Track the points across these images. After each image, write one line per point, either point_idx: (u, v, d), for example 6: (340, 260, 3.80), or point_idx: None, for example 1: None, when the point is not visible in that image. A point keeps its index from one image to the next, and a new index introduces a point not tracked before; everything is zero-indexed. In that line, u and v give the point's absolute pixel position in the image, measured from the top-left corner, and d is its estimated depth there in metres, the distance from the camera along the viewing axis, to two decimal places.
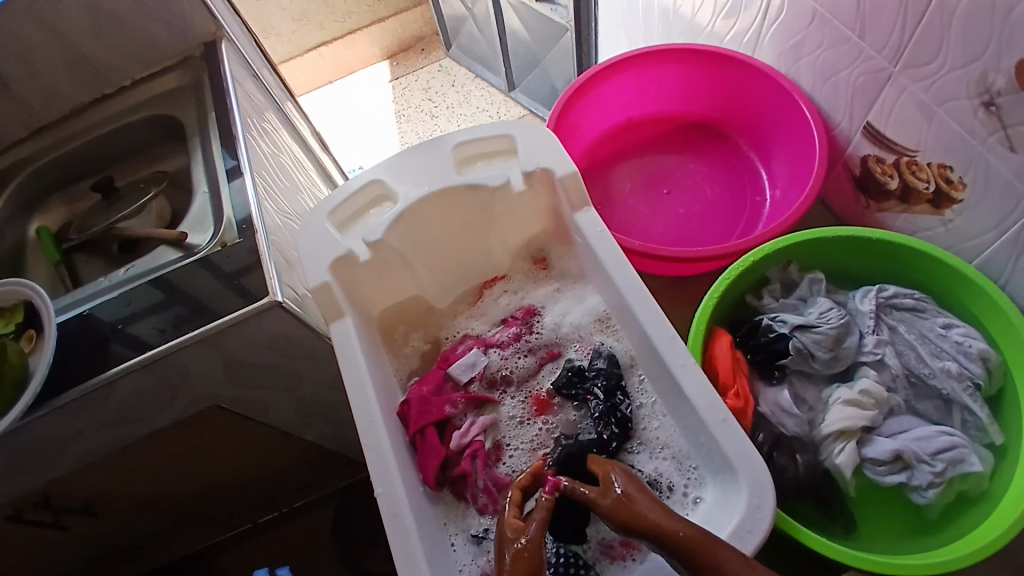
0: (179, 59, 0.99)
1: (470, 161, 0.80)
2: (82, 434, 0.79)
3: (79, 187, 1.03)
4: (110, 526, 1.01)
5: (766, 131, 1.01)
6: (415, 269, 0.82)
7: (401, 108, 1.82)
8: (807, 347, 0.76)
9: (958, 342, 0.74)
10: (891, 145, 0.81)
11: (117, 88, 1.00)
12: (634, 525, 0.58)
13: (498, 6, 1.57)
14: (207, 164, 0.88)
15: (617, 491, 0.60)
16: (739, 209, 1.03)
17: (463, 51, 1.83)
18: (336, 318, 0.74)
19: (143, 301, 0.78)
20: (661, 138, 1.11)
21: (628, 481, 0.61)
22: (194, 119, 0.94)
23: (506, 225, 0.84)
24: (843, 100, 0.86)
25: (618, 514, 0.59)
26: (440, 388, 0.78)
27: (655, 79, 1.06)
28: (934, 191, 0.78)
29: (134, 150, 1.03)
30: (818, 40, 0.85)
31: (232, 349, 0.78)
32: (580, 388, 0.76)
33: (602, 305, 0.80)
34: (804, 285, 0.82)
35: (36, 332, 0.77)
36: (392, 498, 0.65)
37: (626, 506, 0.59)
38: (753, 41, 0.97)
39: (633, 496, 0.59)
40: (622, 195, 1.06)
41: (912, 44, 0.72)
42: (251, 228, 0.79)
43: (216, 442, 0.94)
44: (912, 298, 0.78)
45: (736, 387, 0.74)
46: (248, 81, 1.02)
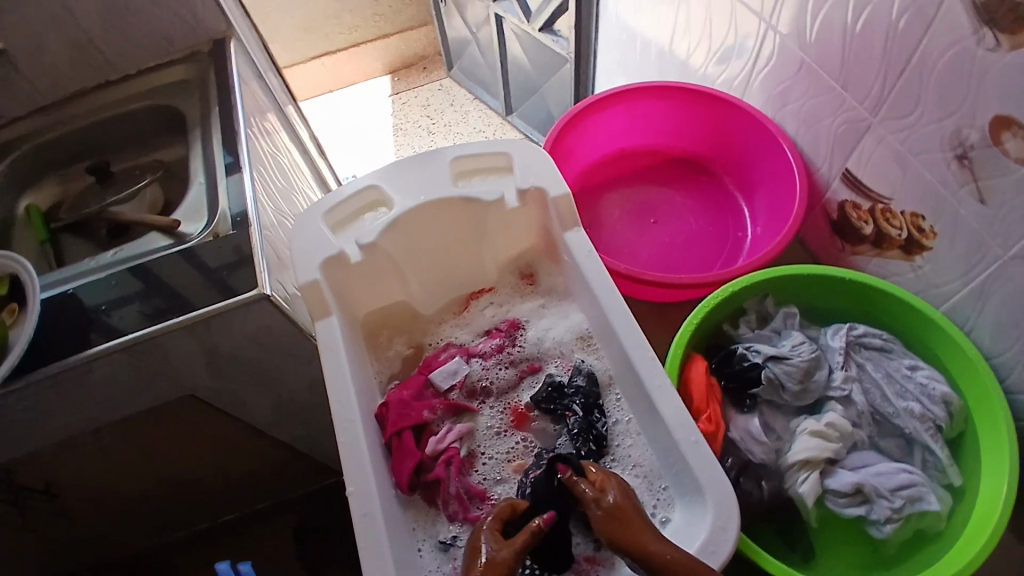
0: (187, 53, 1.01)
1: (466, 174, 0.82)
2: (53, 413, 0.78)
3: (72, 168, 1.03)
4: (66, 515, 0.98)
5: (750, 172, 1.06)
6: (405, 274, 0.84)
7: (399, 123, 1.85)
8: (778, 378, 0.78)
9: (922, 384, 0.77)
10: (867, 191, 0.86)
11: (121, 75, 1.00)
12: (623, 539, 0.59)
13: (502, 32, 1.62)
14: (206, 156, 0.89)
15: (610, 501, 0.61)
16: (721, 243, 1.06)
17: (464, 72, 1.88)
18: (324, 316, 0.74)
19: (130, 284, 0.78)
20: (650, 170, 1.15)
21: (623, 494, 0.62)
22: (197, 112, 0.96)
23: (497, 238, 0.86)
24: (824, 146, 0.91)
25: (608, 523, 0.60)
26: (419, 393, 0.79)
27: (648, 113, 1.10)
28: (906, 239, 0.82)
29: (132, 138, 1.04)
30: (804, 88, 0.89)
31: (215, 339, 0.78)
32: (558, 403, 0.77)
33: (584, 324, 0.82)
34: (779, 318, 0.85)
35: (19, 305, 0.76)
36: (364, 497, 0.65)
37: (615, 518, 0.60)
38: (743, 86, 1.01)
39: (627, 510, 0.60)
40: (610, 222, 1.09)
41: (891, 97, 0.77)
42: (246, 220, 0.80)
43: (188, 434, 0.93)
44: (880, 338, 0.81)
45: (709, 412, 0.76)
46: (253, 81, 1.05)
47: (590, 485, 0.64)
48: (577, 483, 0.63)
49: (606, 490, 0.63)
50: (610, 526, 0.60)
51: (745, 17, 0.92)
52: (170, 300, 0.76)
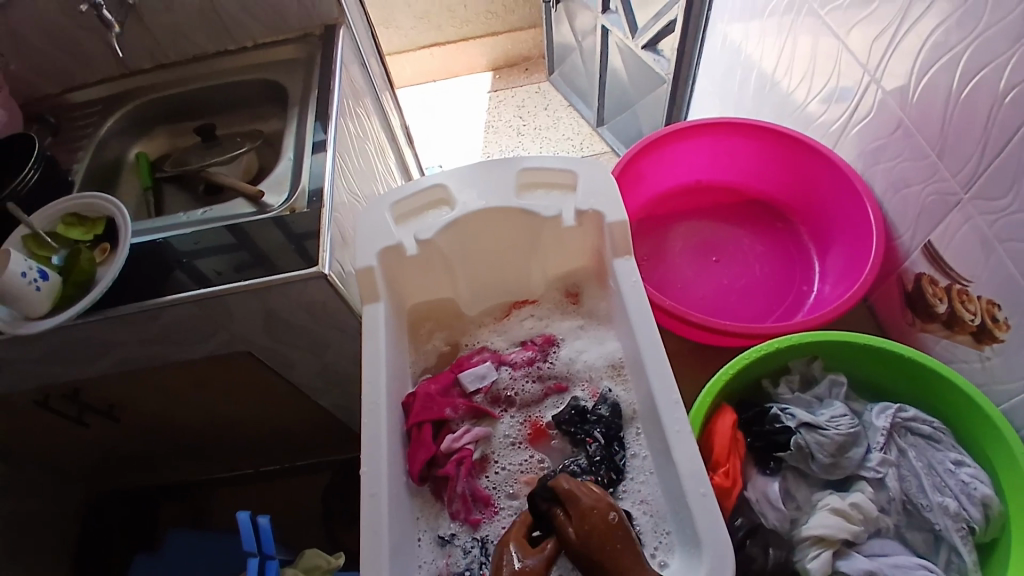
0: (300, 33, 1.08)
1: (531, 186, 0.84)
2: (127, 343, 0.87)
3: (183, 125, 1.14)
4: (127, 433, 1.09)
5: (827, 225, 1.01)
6: (455, 273, 0.87)
7: (492, 120, 1.89)
8: (808, 446, 0.75)
9: (964, 482, 0.72)
10: (946, 269, 0.80)
11: (240, 46, 1.10)
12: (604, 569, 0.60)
13: (605, 45, 1.63)
14: (298, 134, 0.95)
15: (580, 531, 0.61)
16: (783, 293, 1.02)
17: (564, 78, 1.90)
18: (372, 301, 0.78)
19: (210, 241, 0.86)
20: (723, 208, 1.12)
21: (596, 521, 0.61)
22: (299, 90, 1.03)
23: (548, 255, 0.88)
24: (909, 214, 0.86)
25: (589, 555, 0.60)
26: (446, 390, 0.82)
27: (729, 149, 1.07)
28: (979, 326, 0.77)
29: (239, 105, 1.13)
30: (898, 150, 0.85)
31: (273, 304, 0.84)
32: (578, 426, 0.78)
33: (619, 353, 0.83)
34: (823, 384, 0.81)
35: (110, 246, 0.85)
36: (374, 479, 0.68)
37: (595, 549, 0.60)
38: (838, 133, 0.97)
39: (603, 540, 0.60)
40: (671, 253, 1.07)
41: (985, 176, 0.71)
42: (320, 199, 0.86)
43: (240, 384, 1.01)
44: (930, 426, 0.76)
45: (727, 467, 0.74)
46: (355, 67, 1.11)
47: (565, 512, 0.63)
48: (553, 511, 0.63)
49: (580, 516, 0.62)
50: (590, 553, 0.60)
51: (850, 66, 0.89)
52: (240, 261, 0.83)
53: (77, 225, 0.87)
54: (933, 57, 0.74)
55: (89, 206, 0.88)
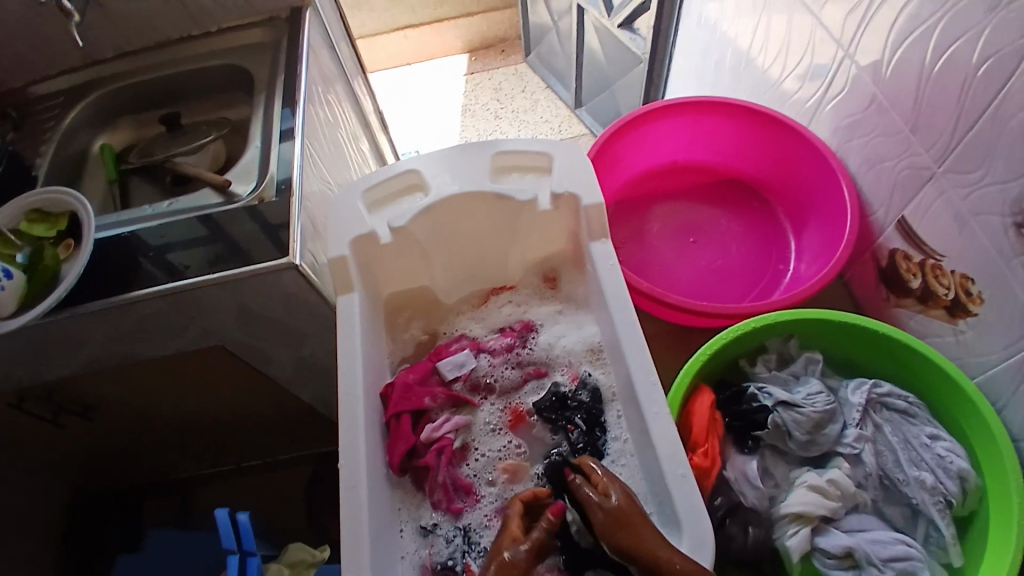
0: (266, 17, 1.05)
1: (505, 170, 0.82)
2: (96, 341, 0.84)
3: (148, 116, 1.11)
4: (102, 431, 1.07)
5: (804, 203, 1.01)
6: (431, 261, 0.86)
7: (469, 103, 1.87)
8: (786, 424, 0.76)
9: (940, 456, 0.73)
10: (920, 244, 0.80)
11: (203, 31, 1.06)
12: (627, 544, 0.59)
13: (582, 24, 1.60)
14: (266, 121, 0.92)
15: (614, 502, 0.62)
16: (760, 273, 1.02)
17: (540, 59, 1.87)
18: (346, 291, 0.77)
19: (177, 234, 0.84)
20: (701, 188, 1.11)
21: (627, 497, 0.63)
22: (265, 75, 1.00)
23: (525, 240, 0.87)
24: (883, 189, 0.86)
25: (614, 530, 0.60)
26: (424, 379, 0.81)
27: (706, 129, 1.07)
28: (952, 300, 0.77)
29: (206, 92, 1.10)
30: (872, 125, 0.84)
31: (246, 297, 0.82)
32: (558, 412, 0.78)
33: (597, 337, 0.82)
34: (799, 362, 0.82)
35: (74, 242, 0.82)
36: (352, 471, 0.68)
37: (625, 522, 0.60)
38: (813, 110, 0.96)
39: (631, 514, 0.60)
40: (649, 235, 1.06)
41: (959, 149, 0.71)
42: (290, 188, 0.84)
43: (217, 379, 1.00)
44: (905, 401, 0.77)
45: (706, 447, 0.74)
46: (324, 50, 1.09)
47: (594, 490, 0.64)
48: (581, 488, 0.64)
49: (609, 492, 0.63)
50: (617, 525, 0.60)
51: (823, 42, 0.88)
52: (209, 254, 0.81)
53: (40, 221, 0.84)
54: (906, 30, 0.74)
55: (54, 202, 0.85)
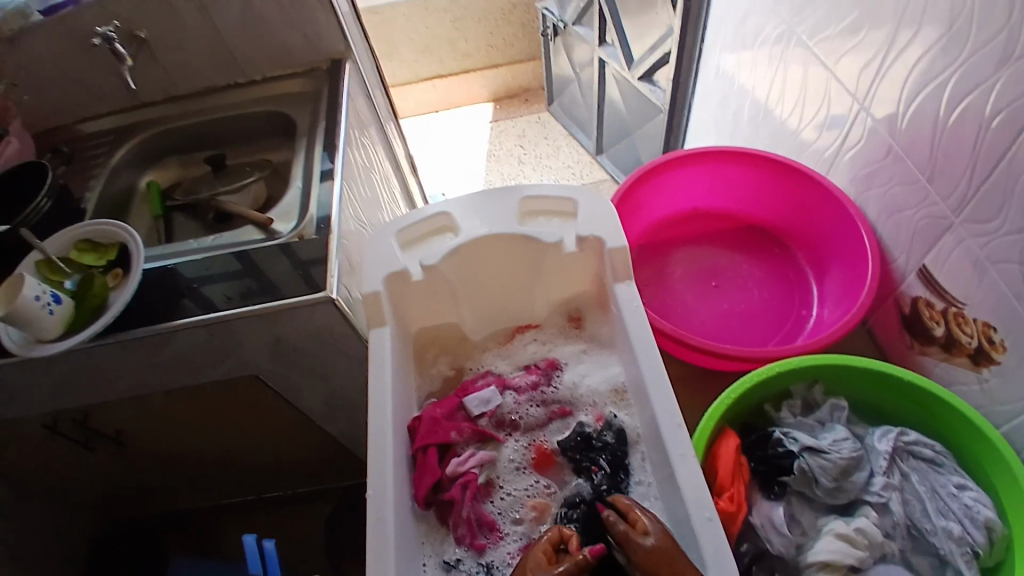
0: (306, 68, 1.12)
1: (533, 214, 0.86)
2: (136, 368, 0.88)
3: (193, 156, 1.17)
4: (130, 457, 1.10)
5: (824, 250, 1.03)
6: (460, 299, 0.88)
7: (494, 148, 1.94)
8: (812, 471, 0.76)
9: (967, 506, 0.73)
10: (942, 292, 0.82)
11: (249, 80, 1.13)
12: None
13: (603, 76, 1.67)
14: (307, 164, 0.97)
15: (650, 541, 0.62)
16: (782, 318, 1.03)
17: (563, 108, 1.94)
18: (378, 326, 0.80)
19: (218, 267, 0.88)
20: (722, 234, 1.14)
21: (664, 535, 0.63)
22: (306, 121, 1.06)
23: (551, 280, 0.89)
24: (903, 237, 0.88)
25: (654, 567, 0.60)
26: (451, 414, 0.83)
27: (726, 177, 1.10)
28: (975, 347, 0.78)
29: (249, 135, 1.16)
30: (890, 176, 0.87)
31: (281, 330, 0.85)
32: (582, 451, 0.79)
33: (621, 378, 0.84)
34: (825, 409, 0.82)
35: (122, 271, 0.87)
36: (380, 502, 0.69)
37: (663, 560, 0.60)
38: (831, 161, 0.99)
39: (669, 553, 0.60)
40: (672, 278, 1.09)
41: (975, 199, 0.73)
42: (329, 226, 0.88)
43: (246, 409, 1.02)
44: (932, 449, 0.77)
45: (731, 492, 0.74)
46: (361, 98, 1.15)
47: (631, 526, 0.64)
48: (615, 524, 0.65)
49: (645, 530, 0.63)
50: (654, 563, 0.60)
51: (839, 95, 0.91)
52: (249, 287, 0.84)
53: (89, 250, 0.88)
54: (919, 85, 0.77)
55: (102, 233, 0.90)
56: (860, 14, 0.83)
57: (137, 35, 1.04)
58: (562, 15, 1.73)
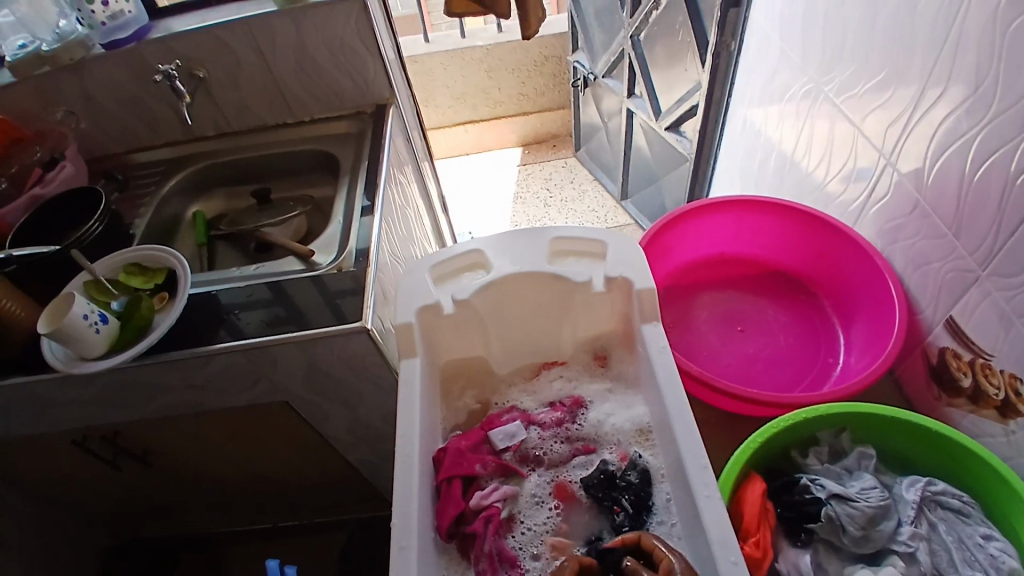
0: (353, 111, 1.19)
1: (563, 254, 0.89)
2: (173, 388, 0.91)
3: (239, 189, 1.23)
4: (156, 476, 1.12)
5: (850, 299, 1.04)
6: (489, 333, 0.90)
7: (520, 190, 1.99)
8: (839, 518, 0.75)
9: (993, 556, 0.72)
10: (969, 342, 0.82)
11: (297, 120, 1.20)
12: None
13: (630, 125, 1.72)
14: (348, 199, 1.02)
15: None
16: (808, 365, 1.03)
17: (590, 155, 2.00)
18: (409, 356, 0.82)
19: (258, 294, 0.91)
20: (747, 280, 1.16)
21: None
22: (349, 159, 1.12)
23: (579, 319, 0.91)
24: (929, 289, 0.88)
25: None
26: (476, 447, 0.84)
27: (752, 226, 1.13)
28: (1003, 400, 0.77)
29: (292, 172, 1.22)
30: (916, 229, 0.89)
31: (316, 357, 0.88)
32: (604, 488, 0.79)
33: (646, 417, 0.84)
34: (852, 457, 0.82)
35: (168, 294, 0.91)
36: (404, 531, 0.69)
37: None
38: (857, 213, 1.01)
39: None
40: (696, 321, 1.10)
41: (1001, 254, 0.74)
42: (367, 259, 0.91)
43: (273, 434, 1.04)
44: (959, 499, 0.76)
45: (757, 536, 0.74)
46: (400, 140, 1.21)
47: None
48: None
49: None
50: None
51: (866, 150, 0.94)
52: (286, 313, 0.88)
53: (137, 274, 0.93)
54: (944, 142, 0.79)
55: (151, 258, 0.94)
56: (887, 74, 0.87)
57: (196, 74, 1.11)
58: (593, 68, 1.80)
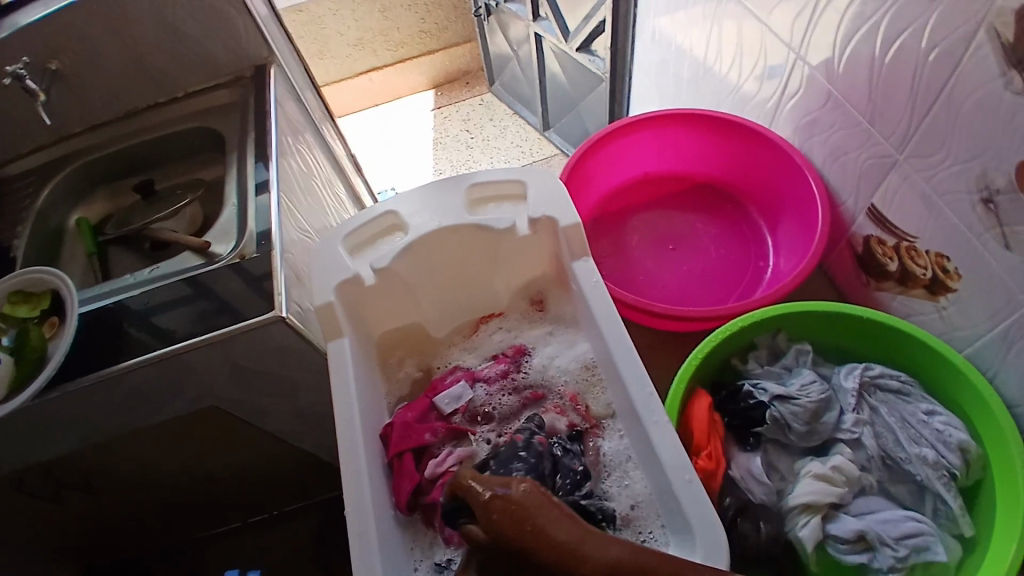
0: (232, 77, 1.08)
1: (482, 202, 0.84)
2: (91, 415, 0.84)
3: (121, 184, 1.12)
4: (104, 502, 1.06)
5: (774, 200, 1.03)
6: (417, 295, 0.86)
7: (439, 136, 1.90)
8: (784, 418, 0.77)
9: (938, 431, 0.74)
10: (892, 228, 0.83)
11: (170, 97, 1.08)
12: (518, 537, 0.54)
13: (541, 50, 1.64)
14: (240, 178, 0.93)
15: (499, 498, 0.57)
16: (741, 272, 1.04)
17: (506, 88, 1.91)
18: (335, 337, 0.77)
19: (162, 300, 0.84)
20: (675, 195, 1.13)
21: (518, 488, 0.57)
22: (235, 132, 1.02)
23: (509, 267, 0.88)
24: (849, 180, 0.88)
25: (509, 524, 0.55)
26: (423, 416, 0.81)
27: (674, 140, 1.09)
28: (931, 278, 0.79)
29: (178, 154, 1.11)
30: (831, 121, 0.87)
31: (237, 355, 0.83)
32: (544, 477, 0.70)
33: (590, 353, 0.83)
34: (790, 355, 0.83)
35: (58, 319, 0.83)
36: (360, 517, 0.67)
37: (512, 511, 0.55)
38: (772, 112, 0.99)
39: (519, 504, 0.55)
40: (629, 247, 1.08)
41: (918, 135, 0.74)
42: (270, 242, 0.84)
43: (215, 437, 1.00)
44: (897, 380, 0.79)
45: (709, 449, 0.75)
46: (291, 102, 1.10)
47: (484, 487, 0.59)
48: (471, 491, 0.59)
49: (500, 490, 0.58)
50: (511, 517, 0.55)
51: (775, 47, 0.91)
52: (200, 314, 0.81)
53: (23, 301, 0.84)
54: (852, 27, 0.77)
55: (36, 280, 0.85)
56: None
57: (50, 68, 0.99)
58: None
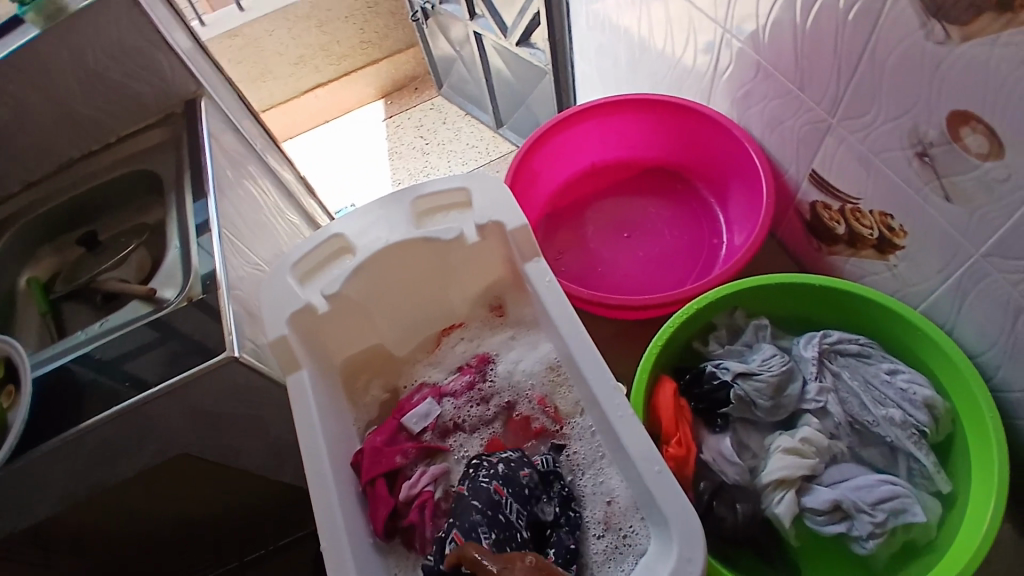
0: (162, 115, 1.05)
1: (429, 213, 0.83)
2: (58, 481, 0.82)
3: (69, 237, 1.07)
4: (90, 564, 1.04)
5: (722, 176, 1.03)
6: (374, 317, 0.85)
7: (394, 145, 1.86)
8: (748, 395, 0.77)
9: (903, 390, 0.75)
10: (835, 192, 0.83)
11: (103, 143, 1.05)
12: None
13: (482, 48, 1.63)
14: (180, 219, 0.91)
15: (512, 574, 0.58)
16: (697, 252, 1.04)
17: (454, 90, 1.88)
18: (293, 370, 0.75)
19: (114, 354, 0.82)
20: (626, 182, 1.12)
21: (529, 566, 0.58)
22: (172, 172, 0.99)
23: (463, 277, 0.87)
24: (789, 148, 0.88)
25: None
26: (393, 438, 0.80)
27: (618, 127, 1.08)
28: (878, 238, 0.80)
29: (119, 202, 1.07)
30: (764, 91, 0.87)
31: (198, 399, 0.81)
32: (514, 490, 0.71)
33: (553, 353, 0.82)
34: (748, 332, 0.83)
35: (15, 387, 0.81)
36: (337, 552, 0.65)
37: None
38: (708, 88, 1.00)
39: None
40: (584, 240, 1.07)
41: (848, 96, 0.74)
42: (215, 281, 0.82)
43: (192, 483, 0.98)
44: (856, 344, 0.80)
45: (678, 436, 0.75)
46: (226, 133, 1.08)
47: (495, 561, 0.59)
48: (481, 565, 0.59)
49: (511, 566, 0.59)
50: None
51: (702, 22, 0.90)
52: (155, 363, 0.80)
53: None
54: None
55: None
56: None
57: None
58: None
